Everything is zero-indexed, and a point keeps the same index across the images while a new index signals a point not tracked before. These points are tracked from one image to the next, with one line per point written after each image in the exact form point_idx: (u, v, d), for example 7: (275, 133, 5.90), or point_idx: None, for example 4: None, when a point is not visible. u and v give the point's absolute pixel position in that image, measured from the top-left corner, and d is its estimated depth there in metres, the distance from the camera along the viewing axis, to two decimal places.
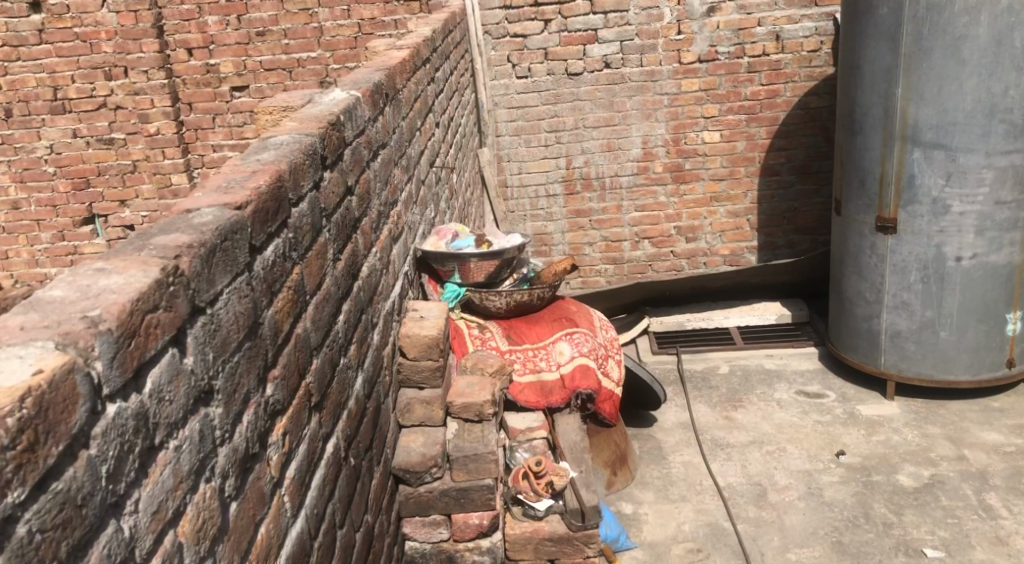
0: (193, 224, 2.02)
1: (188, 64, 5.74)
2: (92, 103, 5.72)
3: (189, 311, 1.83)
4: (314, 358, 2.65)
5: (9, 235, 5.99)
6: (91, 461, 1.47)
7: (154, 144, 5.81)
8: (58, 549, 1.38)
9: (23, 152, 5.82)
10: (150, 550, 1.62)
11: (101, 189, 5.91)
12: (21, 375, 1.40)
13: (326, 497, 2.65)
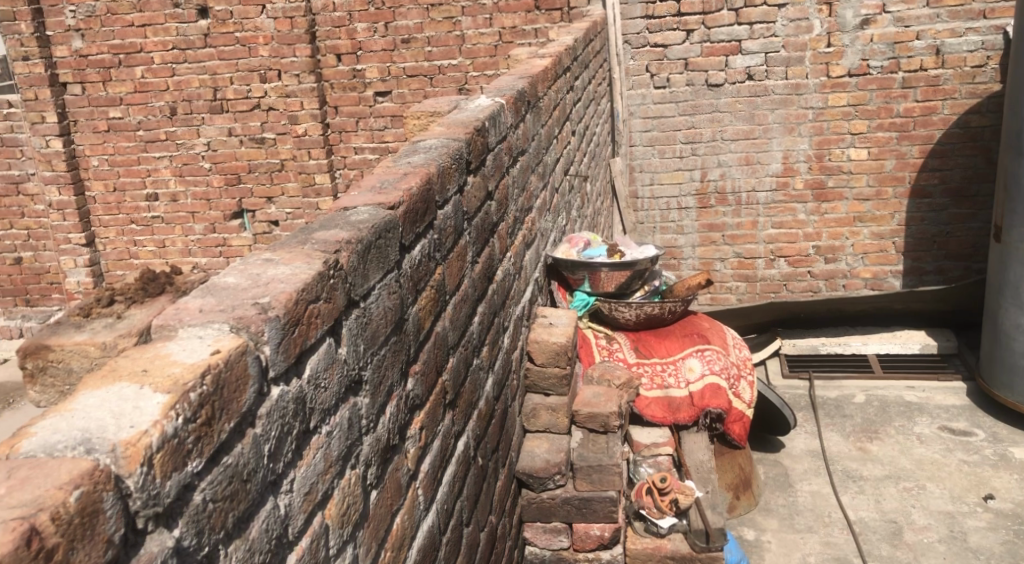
0: (351, 221, 2.10)
1: (336, 70, 5.92)
2: (246, 104, 6.00)
3: (345, 304, 1.91)
4: (451, 357, 2.71)
5: (165, 224, 6.36)
6: (256, 439, 1.55)
7: (300, 144, 6.05)
8: (226, 519, 1.46)
9: (184, 147, 6.16)
10: (301, 530, 1.70)
11: (251, 185, 6.21)
12: (201, 354, 1.50)
13: (455, 494, 2.70)
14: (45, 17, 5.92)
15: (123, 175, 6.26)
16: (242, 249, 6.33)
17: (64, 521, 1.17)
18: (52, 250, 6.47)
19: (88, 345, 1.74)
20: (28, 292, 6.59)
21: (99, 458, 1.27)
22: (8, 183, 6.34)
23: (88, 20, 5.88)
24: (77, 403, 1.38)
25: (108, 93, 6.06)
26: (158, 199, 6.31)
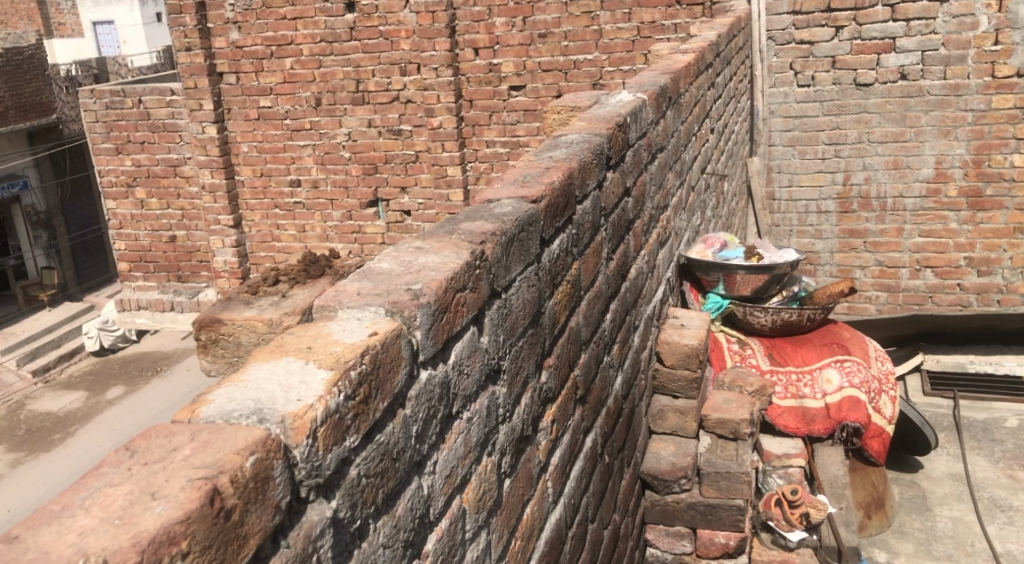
0: (495, 213, 2.14)
1: (472, 63, 5.81)
2: (386, 96, 5.91)
3: (488, 294, 1.94)
4: (583, 352, 2.71)
5: (305, 208, 6.30)
6: (405, 420, 1.60)
7: (434, 137, 5.93)
8: (377, 494, 1.52)
9: (326, 135, 6.10)
10: (441, 511, 1.74)
11: (386, 175, 6.08)
12: (359, 334, 1.56)
13: (582, 489, 2.70)
14: (208, 10, 6.03)
15: (272, 159, 6.24)
16: (375, 238, 6.18)
17: (241, 484, 1.23)
18: (204, 230, 6.48)
19: (256, 321, 1.87)
20: (177, 269, 6.64)
21: (269, 427, 1.33)
22: (165, 163, 6.38)
23: (245, 13, 5.96)
24: (248, 374, 1.46)
25: (260, 83, 6.08)
26: (302, 182, 6.24)
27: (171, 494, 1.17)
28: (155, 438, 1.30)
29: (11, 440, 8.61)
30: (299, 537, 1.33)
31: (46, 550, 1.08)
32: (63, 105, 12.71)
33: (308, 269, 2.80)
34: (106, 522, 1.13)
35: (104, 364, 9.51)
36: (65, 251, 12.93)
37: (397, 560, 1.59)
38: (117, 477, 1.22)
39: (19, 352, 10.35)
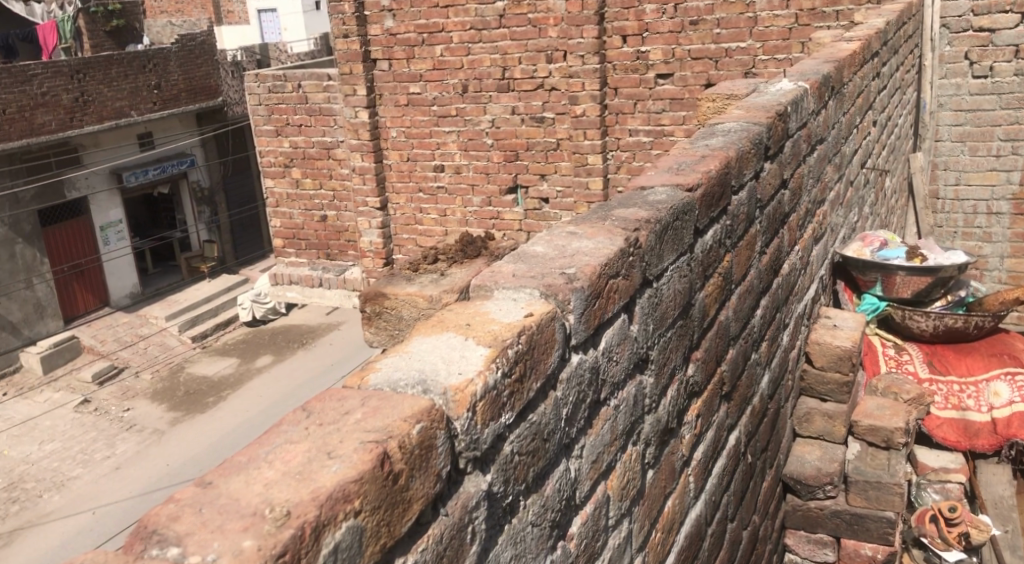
0: (649, 201, 2.11)
1: (620, 51, 4.81)
2: (531, 83, 4.91)
3: (640, 282, 1.93)
4: (731, 348, 2.65)
5: (447, 194, 5.32)
6: (557, 401, 1.62)
7: (577, 124, 4.89)
8: (528, 472, 1.54)
9: (470, 124, 5.12)
10: (586, 495, 1.75)
11: (527, 162, 5.06)
12: (516, 315, 1.59)
13: (724, 487, 2.65)
14: None
15: (418, 146, 5.29)
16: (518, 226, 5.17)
17: (408, 450, 1.27)
18: (351, 210, 5.60)
19: (418, 296, 2.07)
20: (327, 247, 5.81)
21: (433, 398, 1.37)
22: (318, 147, 5.54)
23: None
24: (412, 346, 1.52)
25: (410, 70, 5.16)
26: (443, 171, 5.28)
27: (346, 455, 1.23)
28: (329, 401, 1.37)
29: (171, 400, 9.24)
30: (456, 506, 1.37)
31: (236, 498, 1.16)
32: (229, 88, 12.94)
33: (465, 249, 2.87)
34: (287, 476, 1.20)
35: (255, 334, 10.33)
36: (224, 226, 13.08)
37: (545, 540, 1.61)
38: (296, 435, 1.29)
39: (181, 318, 10.86)
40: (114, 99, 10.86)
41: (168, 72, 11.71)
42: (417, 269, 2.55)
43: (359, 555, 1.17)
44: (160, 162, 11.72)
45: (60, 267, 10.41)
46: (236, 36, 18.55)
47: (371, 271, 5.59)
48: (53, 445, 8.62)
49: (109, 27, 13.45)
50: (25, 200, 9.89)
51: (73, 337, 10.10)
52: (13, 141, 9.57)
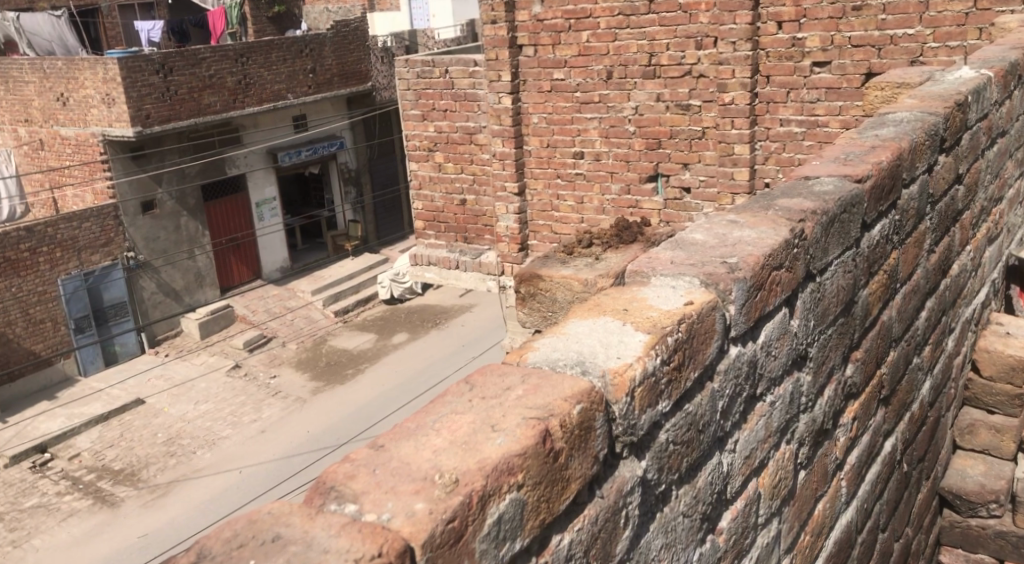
0: (815, 191, 2.03)
1: (774, 37, 3.84)
2: (678, 70, 4.00)
3: (803, 276, 1.87)
4: (892, 350, 2.52)
5: (583, 181, 4.39)
6: (714, 393, 1.59)
7: (725, 113, 3.95)
8: (681, 463, 1.52)
9: (612, 111, 4.22)
10: (737, 490, 1.72)
11: (669, 151, 4.13)
12: (675, 303, 1.57)
13: (876, 496, 2.53)
14: None
15: (558, 134, 4.39)
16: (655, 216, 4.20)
17: (569, 429, 1.28)
18: (490, 194, 4.68)
19: (571, 281, 2.27)
20: (464, 232, 4.88)
21: (592, 379, 1.37)
22: (460, 133, 4.68)
23: None
24: (569, 328, 1.53)
25: (555, 56, 4.29)
26: (581, 157, 4.36)
27: (509, 429, 1.25)
28: (490, 376, 1.40)
29: (313, 369, 9.83)
30: (611, 490, 1.37)
31: (407, 462, 1.20)
32: (379, 74, 12.96)
33: (621, 234, 2.85)
34: (454, 444, 1.23)
35: (391, 312, 11.24)
36: (367, 207, 13.24)
37: (695, 532, 1.59)
38: (461, 406, 1.32)
39: (326, 292, 11.28)
40: (272, 82, 11.18)
41: (322, 57, 11.94)
42: (572, 252, 2.60)
43: (519, 529, 1.20)
44: (312, 142, 11.94)
45: (220, 241, 10.92)
46: (387, 23, 17.05)
47: (506, 258, 4.69)
48: (207, 405, 9.09)
49: (271, 12, 13.19)
50: (191, 175, 10.40)
51: (228, 307, 10.64)
52: (182, 120, 10.03)
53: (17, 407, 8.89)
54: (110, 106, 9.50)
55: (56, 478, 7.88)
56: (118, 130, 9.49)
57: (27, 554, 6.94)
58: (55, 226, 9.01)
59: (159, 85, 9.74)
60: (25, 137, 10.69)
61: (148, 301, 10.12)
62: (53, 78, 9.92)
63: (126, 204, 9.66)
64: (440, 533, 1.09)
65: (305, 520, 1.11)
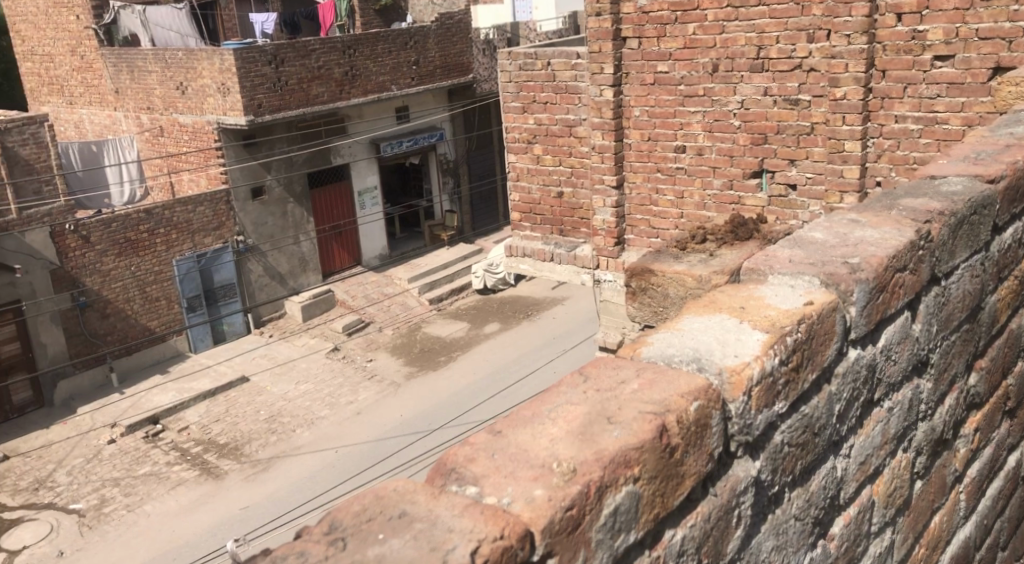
0: (943, 192, 1.95)
1: (893, 30, 2.98)
2: (787, 63, 3.19)
3: (928, 279, 1.80)
4: (1020, 360, 2.40)
5: (685, 176, 3.59)
6: (831, 395, 1.55)
7: (837, 109, 3.11)
8: (795, 465, 1.50)
9: (716, 106, 3.41)
10: (850, 497, 1.67)
11: (775, 146, 3.29)
12: (795, 302, 1.54)
13: (996, 512, 2.41)
14: None
15: (659, 128, 3.59)
16: (756, 216, 3.37)
17: (685, 425, 1.29)
18: (588, 188, 3.89)
19: (684, 277, 2.30)
20: (560, 224, 4.07)
21: (709, 377, 1.37)
22: (559, 125, 3.92)
23: None
24: (684, 324, 1.52)
25: (658, 48, 3.51)
26: (682, 152, 3.56)
27: (626, 421, 1.26)
28: (605, 368, 1.41)
29: (408, 355, 10.02)
30: (725, 488, 1.36)
31: (524, 448, 1.22)
32: (480, 66, 12.97)
33: (737, 231, 2.78)
34: (571, 434, 1.24)
35: (483, 302, 11.43)
36: (464, 198, 13.30)
37: (806, 536, 1.55)
38: (575, 397, 1.34)
39: (421, 280, 11.50)
40: (377, 74, 11.38)
41: (427, 49, 12.01)
42: (685, 249, 2.59)
43: (634, 523, 1.20)
44: (414, 134, 12.11)
45: (323, 228, 11.27)
46: (491, 17, 16.44)
47: (601, 253, 3.90)
48: (307, 386, 9.35)
49: (379, 7, 13.29)
50: (298, 163, 10.71)
51: (328, 291, 10.93)
52: (292, 109, 10.29)
53: (133, 380, 9.32)
54: (224, 95, 9.79)
55: (167, 448, 8.21)
56: (232, 118, 9.79)
57: (139, 519, 7.21)
58: (170, 210, 9.43)
59: (271, 75, 10.01)
60: (146, 124, 10.99)
61: (254, 285, 10.47)
62: (174, 68, 10.23)
63: (238, 189, 10.01)
64: (559, 520, 1.11)
65: (430, 498, 1.14)
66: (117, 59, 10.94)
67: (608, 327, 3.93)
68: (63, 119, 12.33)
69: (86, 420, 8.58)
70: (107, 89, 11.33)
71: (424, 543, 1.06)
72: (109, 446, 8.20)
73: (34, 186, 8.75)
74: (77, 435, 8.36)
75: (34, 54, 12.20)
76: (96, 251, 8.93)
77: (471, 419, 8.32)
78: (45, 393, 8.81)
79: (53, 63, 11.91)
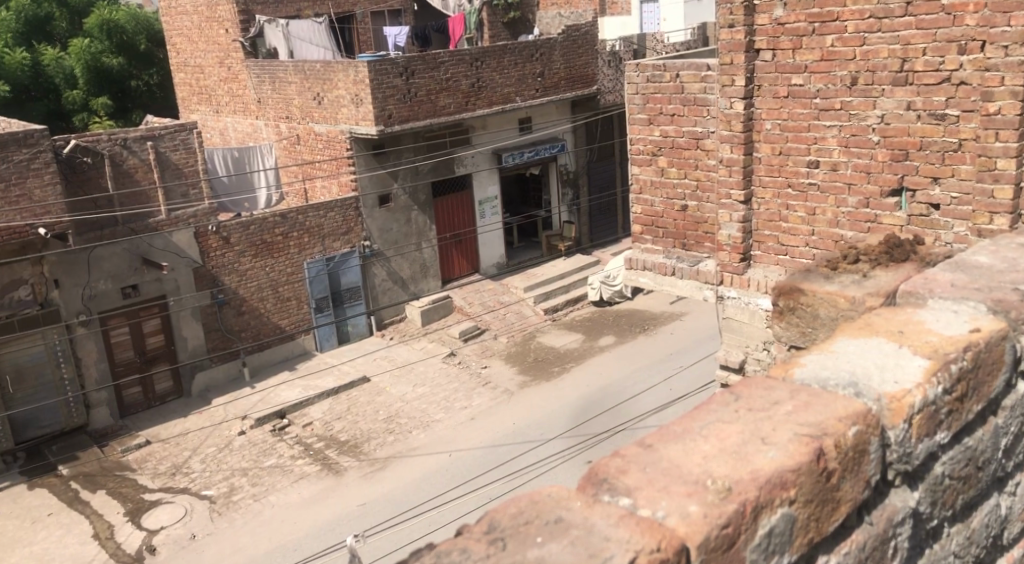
0: None
1: None
2: (933, 77, 2.84)
3: None
4: None
5: (818, 193, 3.23)
6: (996, 428, 1.64)
7: (988, 124, 2.72)
8: (956, 499, 1.59)
9: (854, 120, 3.06)
10: (1014, 537, 1.77)
11: (917, 163, 2.93)
12: (960, 329, 1.64)
13: None
14: None
15: (791, 143, 3.26)
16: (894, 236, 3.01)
17: (842, 451, 1.41)
18: (712, 202, 3.65)
19: (837, 298, 2.22)
20: (683, 238, 3.83)
21: (866, 402, 1.48)
22: (686, 138, 3.71)
23: None
24: (837, 346, 1.65)
25: (793, 60, 3.17)
26: (816, 167, 3.20)
27: (780, 444, 1.40)
28: (756, 390, 1.55)
29: (522, 364, 10.07)
30: (880, 517, 1.48)
31: (677, 465, 1.37)
32: (605, 77, 12.92)
33: (892, 252, 2.65)
34: (725, 453, 1.39)
35: (599, 315, 11.37)
36: (583, 210, 13.33)
37: None
38: (727, 416, 1.48)
39: (537, 290, 11.56)
40: (503, 85, 11.50)
41: (552, 61, 12.06)
42: (837, 268, 2.55)
43: (787, 543, 1.34)
44: (534, 144, 12.18)
45: (444, 235, 11.46)
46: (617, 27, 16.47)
47: (724, 269, 3.60)
48: (423, 389, 9.49)
49: (507, 19, 13.63)
50: (424, 172, 10.96)
51: (446, 298, 11.14)
52: (420, 120, 10.53)
53: (264, 374, 9.79)
54: (358, 106, 10.13)
55: (291, 442, 8.50)
56: (363, 128, 10.09)
57: (263, 509, 7.43)
58: (304, 214, 9.80)
59: (401, 87, 10.27)
60: (284, 132, 11.41)
61: (378, 288, 10.77)
62: (312, 80, 10.58)
63: (367, 197, 10.35)
64: (715, 536, 1.25)
65: (585, 506, 1.30)
66: (259, 70, 11.38)
67: (730, 345, 3.72)
68: (210, 126, 12.93)
69: (219, 411, 9.00)
70: (251, 98, 11.81)
71: (583, 548, 1.21)
72: (239, 437, 8.54)
73: (181, 189, 9.15)
74: (211, 425, 8.77)
75: (186, 65, 12.83)
76: (234, 252, 9.38)
77: (584, 432, 8.25)
78: (184, 384, 9.33)
79: (203, 74, 12.55)
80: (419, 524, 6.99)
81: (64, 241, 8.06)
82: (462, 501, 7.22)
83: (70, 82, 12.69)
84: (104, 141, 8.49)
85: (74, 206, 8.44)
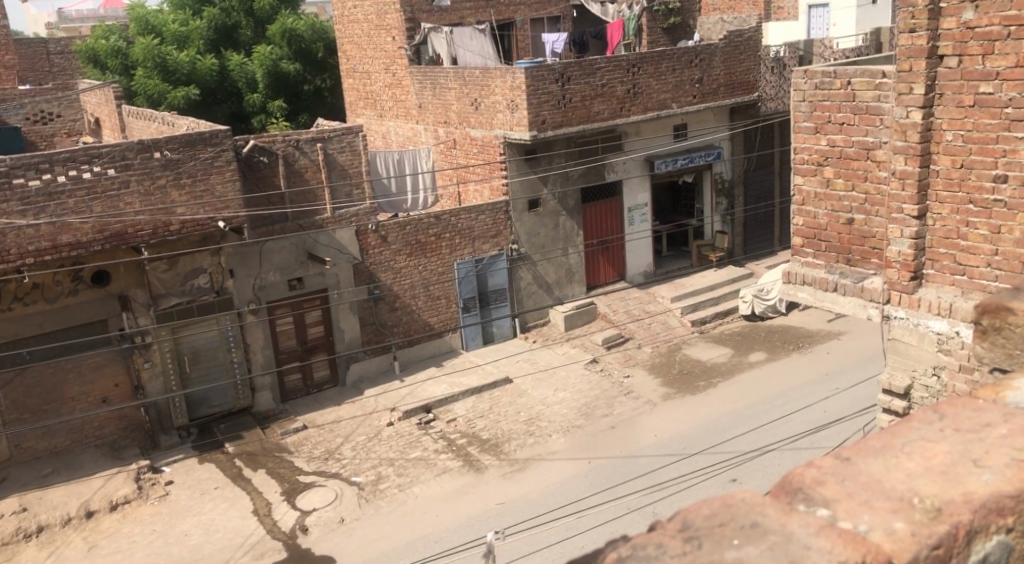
0: None
1: None
2: None
3: None
4: None
5: (1004, 209, 2.96)
6: None
7: None
8: None
9: None
10: None
11: None
12: None
13: None
14: None
15: (975, 156, 3.00)
16: None
17: None
18: (885, 217, 3.39)
19: None
20: (847, 252, 3.59)
21: None
22: (855, 148, 3.48)
23: None
24: None
25: (983, 67, 2.93)
26: (1004, 181, 2.94)
27: (994, 468, 1.73)
28: (968, 411, 1.93)
29: (666, 375, 9.88)
30: None
31: (882, 479, 1.71)
32: (766, 84, 12.48)
33: None
34: (933, 471, 1.73)
35: (750, 329, 11.03)
36: (738, 220, 12.95)
37: None
38: (933, 434, 1.85)
39: (685, 300, 11.37)
40: (659, 91, 11.29)
41: (711, 67, 11.75)
42: None
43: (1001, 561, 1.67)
44: (689, 152, 11.88)
45: (591, 241, 11.51)
46: (781, 34, 16.06)
47: (893, 287, 3.30)
48: (565, 394, 9.46)
49: (667, 24, 13.37)
50: (573, 177, 11.02)
51: (591, 303, 11.08)
52: (573, 126, 10.52)
53: (412, 368, 10.06)
54: (513, 112, 10.21)
55: (435, 436, 8.70)
56: (517, 133, 10.21)
57: (408, 499, 7.68)
58: (457, 217, 10.12)
59: (557, 93, 10.30)
60: (439, 138, 11.61)
61: (524, 290, 10.90)
62: (471, 85, 10.71)
63: (516, 201, 10.51)
64: (925, 553, 1.56)
65: (782, 514, 1.58)
66: (422, 77, 11.51)
67: (894, 368, 3.40)
68: (373, 130, 13.13)
69: (371, 402, 9.35)
70: (412, 104, 11.95)
71: (781, 553, 1.48)
72: (387, 428, 8.85)
73: (346, 189, 9.58)
74: (362, 415, 9.12)
75: (356, 71, 13.13)
76: (391, 250, 9.78)
77: (730, 449, 8.04)
78: (339, 372, 9.74)
79: (370, 79, 12.82)
80: (557, 528, 7.04)
81: (240, 234, 8.61)
82: (602, 508, 7.24)
83: (252, 87, 13.57)
84: (279, 142, 9.00)
85: (250, 201, 8.97)
